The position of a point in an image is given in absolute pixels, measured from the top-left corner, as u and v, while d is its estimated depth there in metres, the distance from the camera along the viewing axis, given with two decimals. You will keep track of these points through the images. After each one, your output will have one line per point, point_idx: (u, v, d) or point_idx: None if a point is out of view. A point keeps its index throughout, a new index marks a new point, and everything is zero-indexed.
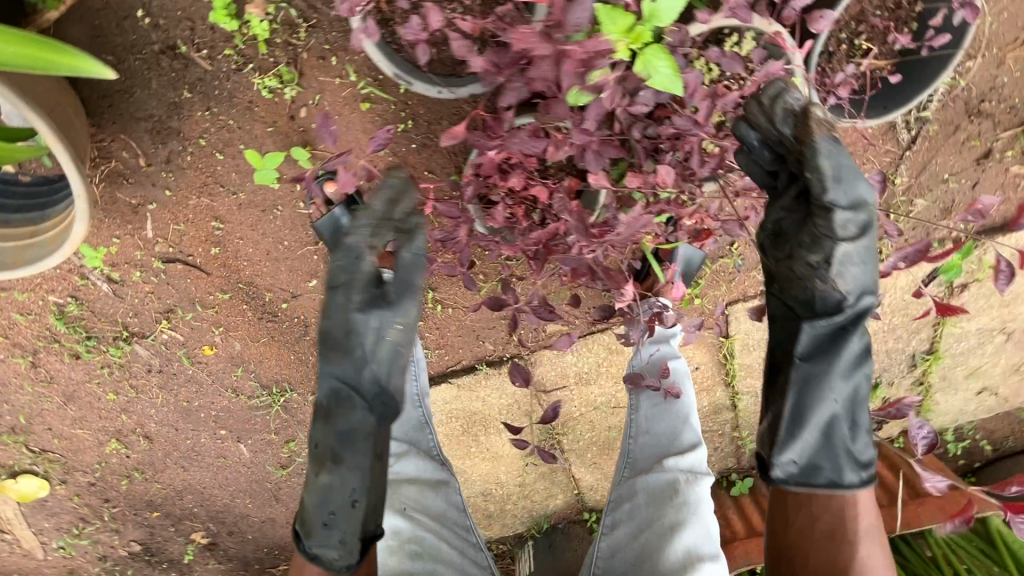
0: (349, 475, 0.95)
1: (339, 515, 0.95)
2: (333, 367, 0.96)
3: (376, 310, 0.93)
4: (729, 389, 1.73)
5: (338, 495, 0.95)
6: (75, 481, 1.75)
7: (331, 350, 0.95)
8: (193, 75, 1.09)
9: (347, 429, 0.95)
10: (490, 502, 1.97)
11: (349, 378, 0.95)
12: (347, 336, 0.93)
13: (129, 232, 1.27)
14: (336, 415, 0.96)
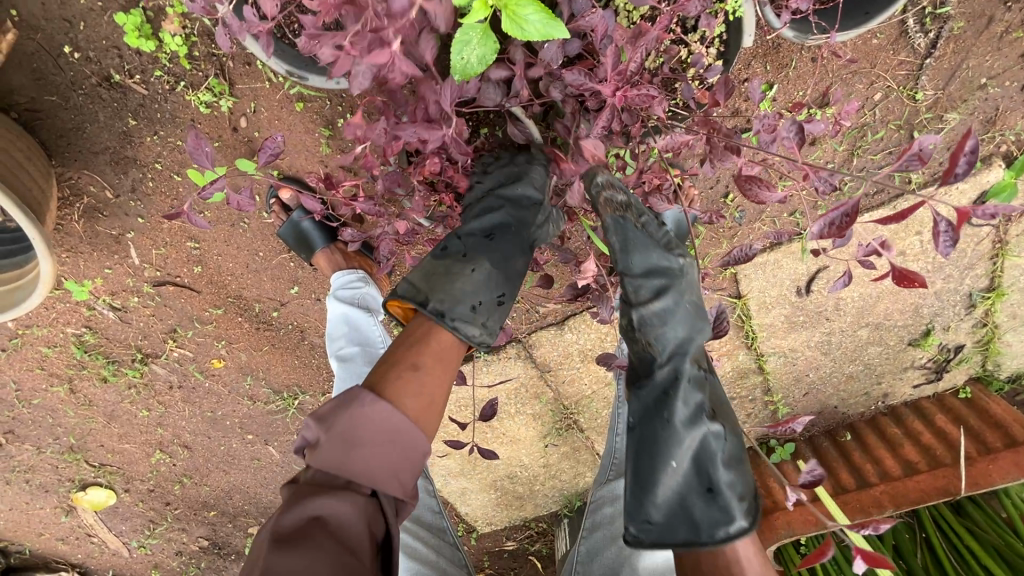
0: (465, 311, 0.92)
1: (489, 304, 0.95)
2: (474, 236, 0.96)
3: (522, 208, 0.98)
4: (753, 351, 1.59)
5: (461, 322, 0.91)
6: (136, 488, 1.88)
7: (503, 199, 0.97)
8: (134, 102, 1.10)
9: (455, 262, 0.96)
10: (518, 483, 1.96)
11: (516, 242, 0.97)
12: (489, 204, 0.98)
13: (118, 262, 1.32)
14: (449, 266, 0.94)
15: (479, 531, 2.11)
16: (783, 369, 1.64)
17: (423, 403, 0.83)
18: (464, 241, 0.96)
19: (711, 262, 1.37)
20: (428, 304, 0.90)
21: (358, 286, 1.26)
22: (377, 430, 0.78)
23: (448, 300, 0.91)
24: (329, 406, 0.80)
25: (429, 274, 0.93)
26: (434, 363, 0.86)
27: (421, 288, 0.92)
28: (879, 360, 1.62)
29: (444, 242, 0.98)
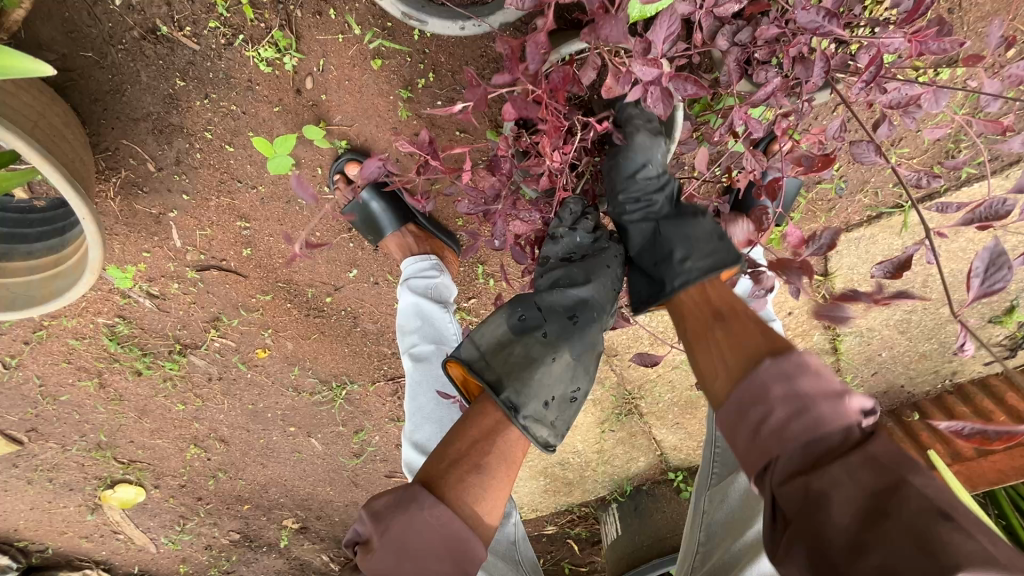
0: (539, 408, 0.82)
1: (556, 402, 0.84)
2: (555, 313, 0.88)
3: (609, 268, 0.93)
4: (829, 331, 1.52)
5: (532, 421, 0.82)
6: (167, 484, 1.76)
7: (588, 271, 0.91)
8: (183, 59, 0.97)
9: (521, 336, 0.87)
10: (568, 470, 1.88)
11: (594, 327, 0.89)
12: (575, 277, 0.91)
13: (157, 244, 1.18)
14: (528, 347, 0.86)
15: (523, 517, 2.04)
16: (857, 349, 1.57)
17: (484, 502, 0.73)
18: (547, 314, 0.88)
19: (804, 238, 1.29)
20: (504, 394, 0.81)
21: (432, 275, 1.12)
22: (432, 541, 0.68)
23: (525, 387, 0.82)
24: (386, 502, 0.70)
25: (503, 350, 0.86)
26: (498, 463, 0.76)
27: (494, 369, 0.84)
28: (956, 339, 1.56)
29: (521, 311, 0.90)
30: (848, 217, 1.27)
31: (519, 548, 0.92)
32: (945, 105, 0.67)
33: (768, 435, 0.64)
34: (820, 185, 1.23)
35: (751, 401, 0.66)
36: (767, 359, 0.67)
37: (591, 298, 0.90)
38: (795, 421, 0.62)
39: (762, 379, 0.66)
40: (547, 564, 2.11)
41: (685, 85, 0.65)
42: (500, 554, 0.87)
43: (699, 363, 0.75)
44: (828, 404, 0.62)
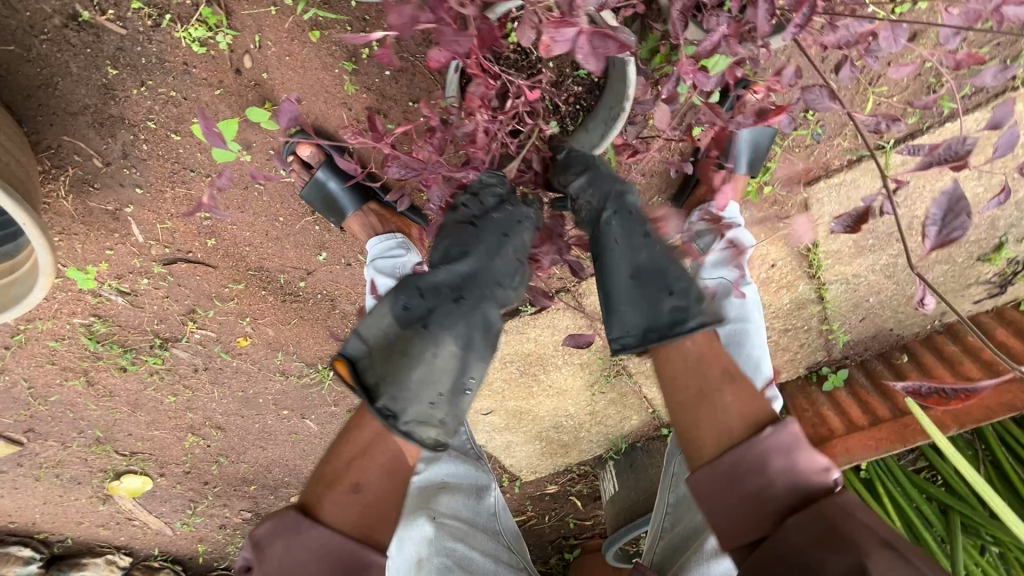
0: (424, 410, 0.74)
1: (443, 397, 0.74)
2: (436, 295, 0.77)
3: (503, 236, 0.83)
4: (814, 281, 1.51)
5: (416, 424, 0.74)
6: (172, 472, 1.80)
7: (484, 247, 0.82)
8: (111, 45, 0.92)
9: (402, 326, 0.76)
10: (562, 433, 1.90)
11: (482, 305, 0.78)
12: (467, 253, 0.81)
13: (119, 241, 1.16)
14: (408, 342, 0.74)
15: (522, 479, 2.08)
16: (843, 297, 1.55)
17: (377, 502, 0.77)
18: (429, 297, 0.77)
19: (783, 187, 1.25)
20: (378, 399, 0.73)
21: (398, 254, 1.10)
22: (312, 556, 0.73)
23: (407, 391, 0.73)
24: (263, 532, 0.75)
25: (383, 348, 0.75)
26: (384, 461, 0.78)
27: (372, 366, 0.75)
28: (945, 279, 1.53)
29: (405, 297, 0.78)
30: (827, 164, 1.22)
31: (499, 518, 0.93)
32: (904, 44, 0.62)
33: (757, 499, 0.72)
34: (795, 131, 1.18)
35: (749, 470, 0.72)
36: (768, 428, 0.74)
37: (481, 283, 0.79)
38: (784, 492, 0.71)
39: (763, 450, 0.73)
40: (551, 521, 2.18)
41: (618, 38, 0.58)
42: (476, 527, 0.88)
43: (701, 416, 0.79)
44: (815, 481, 0.71)
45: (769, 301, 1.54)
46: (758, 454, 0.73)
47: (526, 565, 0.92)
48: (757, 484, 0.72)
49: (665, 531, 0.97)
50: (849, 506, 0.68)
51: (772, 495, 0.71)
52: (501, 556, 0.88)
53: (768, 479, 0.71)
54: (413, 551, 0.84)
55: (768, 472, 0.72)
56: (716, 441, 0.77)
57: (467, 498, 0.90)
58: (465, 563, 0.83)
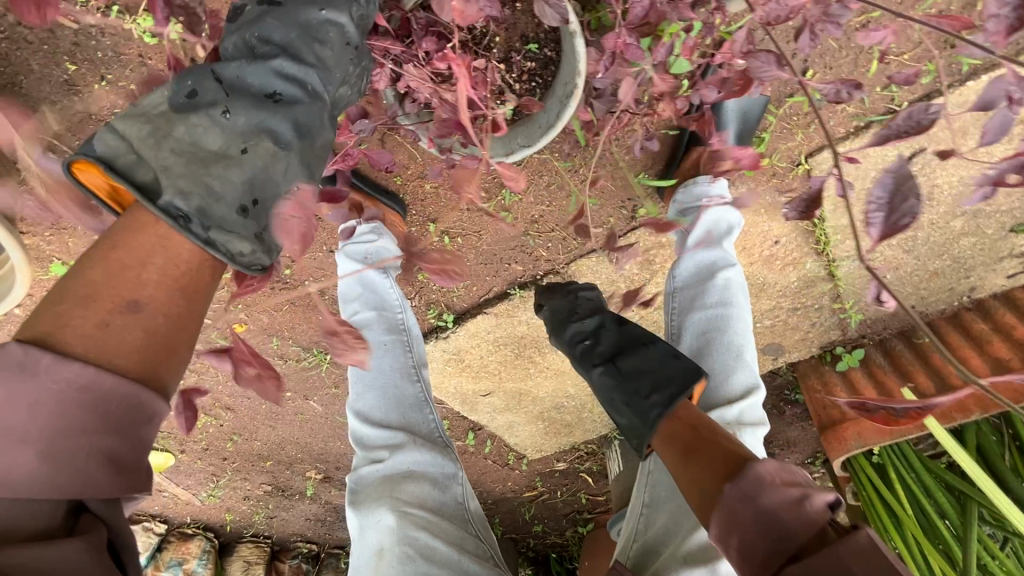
0: (226, 211, 0.67)
1: (253, 164, 0.69)
2: (241, 94, 0.72)
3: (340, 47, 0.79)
4: (823, 257, 1.41)
5: (217, 231, 0.66)
6: (192, 448, 1.89)
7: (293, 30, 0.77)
8: (66, 41, 0.93)
9: (187, 128, 0.68)
10: (565, 413, 1.87)
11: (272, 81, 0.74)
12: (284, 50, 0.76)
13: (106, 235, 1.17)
14: (193, 129, 0.69)
15: (529, 457, 2.07)
16: (857, 274, 1.44)
17: (63, 462, 0.56)
18: (232, 94, 0.72)
19: (782, 159, 1.16)
20: (160, 197, 0.65)
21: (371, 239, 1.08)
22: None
23: (202, 185, 0.66)
24: None
25: (160, 137, 0.67)
26: (61, 399, 0.56)
27: (160, 161, 0.66)
28: (973, 252, 1.40)
29: (193, 88, 0.72)
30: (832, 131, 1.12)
31: (466, 505, 0.94)
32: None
33: (747, 559, 0.65)
34: (792, 98, 1.10)
35: (725, 530, 0.67)
36: (726, 484, 0.69)
37: (310, 38, 0.77)
38: (768, 543, 0.64)
39: (728, 505, 0.68)
40: (563, 496, 2.19)
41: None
42: (442, 514, 0.88)
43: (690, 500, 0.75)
44: (791, 517, 0.63)
45: (774, 280, 1.45)
46: (731, 512, 0.67)
47: (493, 554, 0.92)
48: (737, 542, 0.66)
49: (638, 534, 0.94)
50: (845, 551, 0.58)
51: (758, 558, 0.64)
52: (465, 544, 0.87)
53: (751, 541, 0.65)
54: (375, 540, 0.84)
55: (743, 529, 0.66)
56: (704, 501, 0.72)
57: (433, 486, 0.90)
58: (427, 552, 0.81)
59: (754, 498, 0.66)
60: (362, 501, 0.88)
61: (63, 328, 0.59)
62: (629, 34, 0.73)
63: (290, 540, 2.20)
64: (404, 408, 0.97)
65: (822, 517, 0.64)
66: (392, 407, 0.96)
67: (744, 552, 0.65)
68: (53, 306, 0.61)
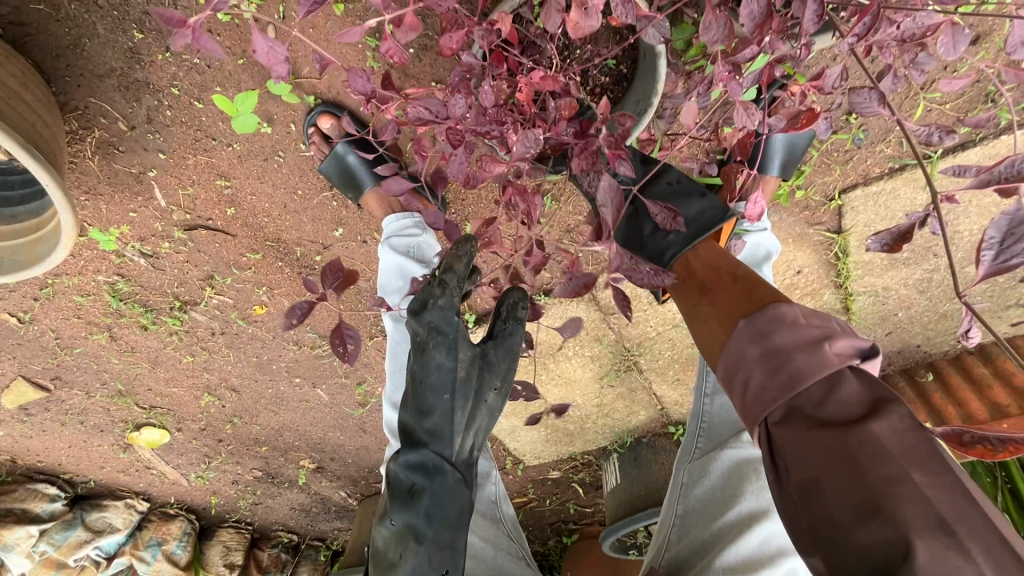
0: None
1: (413, 549, 0.83)
2: (393, 490, 0.85)
3: (447, 369, 0.84)
4: (841, 291, 1.44)
5: None
6: (190, 427, 1.75)
7: (426, 398, 0.85)
8: (137, 9, 0.95)
9: (383, 543, 0.85)
10: (568, 422, 1.88)
11: (418, 458, 0.85)
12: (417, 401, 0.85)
13: (142, 204, 1.18)
14: (386, 542, 0.86)
15: (525, 463, 2.08)
16: (871, 310, 1.48)
17: None
18: (392, 500, 0.85)
19: (817, 193, 1.21)
20: None
21: (414, 234, 1.08)
22: None
23: None
24: None
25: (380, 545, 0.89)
26: None
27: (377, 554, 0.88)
28: (983, 299, 1.45)
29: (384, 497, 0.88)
30: (865, 170, 1.18)
31: (498, 506, 1.01)
32: (961, 51, 0.65)
33: (752, 399, 0.61)
34: (836, 135, 1.14)
35: (733, 369, 0.66)
36: (742, 322, 0.67)
37: (433, 381, 0.84)
38: (771, 380, 0.60)
39: (739, 342, 0.66)
40: (552, 505, 2.19)
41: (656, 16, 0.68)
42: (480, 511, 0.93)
43: (701, 337, 0.75)
44: (804, 355, 0.58)
45: None
46: (747, 353, 0.64)
47: (524, 554, 0.98)
48: (743, 381, 0.64)
49: (669, 546, 0.99)
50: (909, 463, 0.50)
51: (767, 400, 0.60)
52: (500, 539, 0.94)
53: (752, 379, 0.62)
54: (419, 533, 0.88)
55: (747, 362, 0.63)
56: (713, 336, 0.72)
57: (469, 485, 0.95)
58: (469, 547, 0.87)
59: (776, 339, 0.61)
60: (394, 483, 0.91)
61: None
62: (729, 65, 0.72)
63: (271, 529, 2.10)
64: None
65: (843, 359, 0.57)
66: None
67: (745, 389, 0.63)
68: None
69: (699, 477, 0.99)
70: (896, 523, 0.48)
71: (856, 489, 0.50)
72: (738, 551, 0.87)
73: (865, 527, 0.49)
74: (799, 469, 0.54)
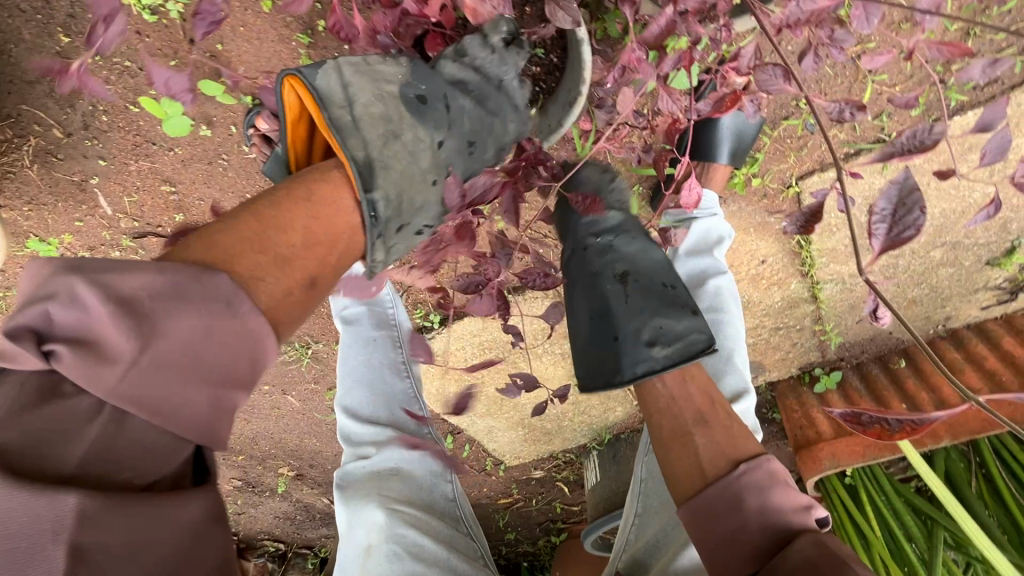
0: (397, 228, 0.77)
1: (436, 164, 0.80)
2: (431, 113, 0.80)
3: (488, 113, 0.86)
4: (807, 279, 1.43)
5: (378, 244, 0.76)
6: None
7: (491, 103, 0.86)
8: (62, 12, 0.93)
9: (390, 190, 0.74)
10: (545, 420, 1.86)
11: (481, 128, 0.86)
12: (427, 92, 0.81)
13: (88, 213, 1.14)
14: (389, 169, 0.74)
15: (507, 463, 2.06)
16: (839, 298, 1.47)
17: (208, 409, 0.57)
18: (441, 119, 0.81)
19: (774, 180, 1.19)
20: (369, 194, 0.72)
21: None
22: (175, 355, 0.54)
23: (400, 194, 0.75)
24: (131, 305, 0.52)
25: (374, 140, 0.74)
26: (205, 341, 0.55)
27: (375, 152, 0.73)
28: (951, 283, 1.43)
29: (392, 123, 0.76)
30: (820, 156, 1.16)
31: (458, 504, 0.95)
32: (873, 23, 0.65)
33: (743, 539, 0.73)
34: (786, 121, 1.13)
35: (724, 509, 0.75)
36: (739, 467, 0.77)
37: (502, 123, 0.89)
38: (765, 530, 0.72)
39: (739, 487, 0.76)
40: (537, 504, 2.17)
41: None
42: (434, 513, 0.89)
43: (676, 467, 0.83)
44: (783, 501, 0.74)
45: (759, 298, 1.48)
46: (747, 505, 0.74)
47: (483, 554, 0.94)
48: (732, 525, 0.74)
49: (629, 544, 0.98)
50: (847, 557, 0.64)
51: (749, 537, 0.72)
52: (456, 542, 0.89)
53: (744, 521, 0.73)
54: (363, 539, 0.83)
55: (743, 510, 0.74)
56: (693, 473, 0.80)
57: (419, 486, 0.91)
58: (416, 549, 0.81)
59: (769, 498, 0.75)
60: (347, 494, 0.87)
61: (261, 279, 0.61)
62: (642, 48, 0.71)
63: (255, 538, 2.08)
64: (394, 405, 1.00)
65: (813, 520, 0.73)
66: (381, 404, 0.99)
67: (735, 533, 0.73)
68: (229, 258, 0.61)
69: (657, 472, 0.98)
70: None
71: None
72: (692, 554, 0.85)
73: None
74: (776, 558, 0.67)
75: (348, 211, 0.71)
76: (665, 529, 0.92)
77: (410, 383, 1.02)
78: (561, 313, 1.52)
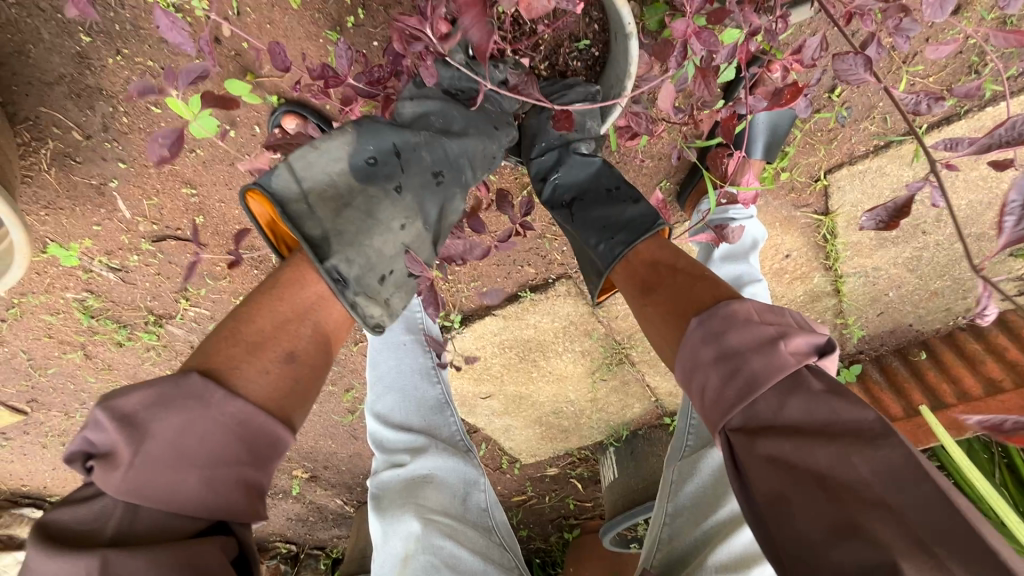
0: (373, 284, 0.74)
1: (399, 211, 0.77)
2: (385, 168, 0.78)
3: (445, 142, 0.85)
4: (830, 273, 1.43)
5: (362, 298, 0.72)
6: None
7: (452, 145, 0.85)
8: (82, 11, 0.91)
9: (356, 249, 0.72)
10: (562, 418, 1.85)
11: (444, 170, 0.84)
12: (377, 155, 0.79)
13: (106, 217, 1.13)
14: (347, 226, 0.72)
15: (522, 461, 2.05)
16: (862, 291, 1.46)
17: (219, 489, 0.56)
18: (398, 172, 0.79)
19: (801, 174, 1.19)
20: (328, 261, 0.69)
21: None
22: (182, 452, 0.55)
23: (364, 255, 0.72)
24: (141, 405, 0.55)
25: (333, 212, 0.72)
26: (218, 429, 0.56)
27: (327, 218, 0.72)
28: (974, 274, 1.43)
29: (348, 194, 0.75)
30: (849, 149, 1.15)
31: (491, 513, 0.92)
32: (950, 10, 0.63)
33: (711, 406, 0.61)
34: (818, 114, 1.12)
35: (690, 376, 0.65)
36: (694, 321, 0.65)
37: (461, 161, 0.86)
38: (728, 384, 0.60)
39: (693, 343, 0.64)
40: (551, 501, 2.16)
41: None
42: (470, 523, 0.87)
43: (650, 339, 0.74)
44: (760, 357, 0.59)
45: (781, 292, 1.47)
46: (703, 355, 0.63)
47: (517, 563, 0.92)
48: (697, 384, 0.64)
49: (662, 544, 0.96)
50: (878, 478, 0.51)
51: (717, 400, 0.60)
52: (492, 553, 0.87)
53: (705, 383, 0.62)
54: (400, 547, 0.81)
55: (700, 364, 0.63)
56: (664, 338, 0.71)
57: (452, 494, 0.89)
58: (453, 561, 0.80)
59: (727, 338, 0.62)
60: (383, 506, 0.86)
61: (239, 366, 0.61)
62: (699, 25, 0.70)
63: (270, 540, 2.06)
64: (425, 410, 0.99)
65: (797, 360, 0.58)
66: (412, 411, 0.98)
67: (705, 397, 0.63)
68: (225, 346, 0.62)
69: (690, 474, 0.96)
70: (881, 546, 0.47)
71: (827, 512, 0.51)
72: (731, 551, 0.84)
73: (846, 547, 0.49)
74: (765, 485, 0.55)
75: (315, 283, 0.69)
76: (701, 531, 0.91)
77: (439, 389, 1.01)
78: (582, 310, 1.50)
